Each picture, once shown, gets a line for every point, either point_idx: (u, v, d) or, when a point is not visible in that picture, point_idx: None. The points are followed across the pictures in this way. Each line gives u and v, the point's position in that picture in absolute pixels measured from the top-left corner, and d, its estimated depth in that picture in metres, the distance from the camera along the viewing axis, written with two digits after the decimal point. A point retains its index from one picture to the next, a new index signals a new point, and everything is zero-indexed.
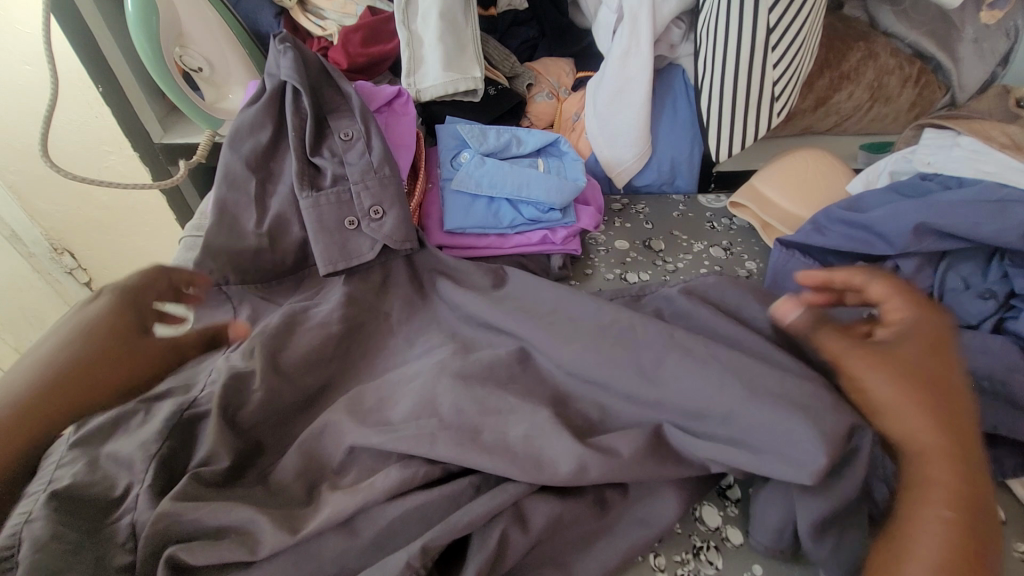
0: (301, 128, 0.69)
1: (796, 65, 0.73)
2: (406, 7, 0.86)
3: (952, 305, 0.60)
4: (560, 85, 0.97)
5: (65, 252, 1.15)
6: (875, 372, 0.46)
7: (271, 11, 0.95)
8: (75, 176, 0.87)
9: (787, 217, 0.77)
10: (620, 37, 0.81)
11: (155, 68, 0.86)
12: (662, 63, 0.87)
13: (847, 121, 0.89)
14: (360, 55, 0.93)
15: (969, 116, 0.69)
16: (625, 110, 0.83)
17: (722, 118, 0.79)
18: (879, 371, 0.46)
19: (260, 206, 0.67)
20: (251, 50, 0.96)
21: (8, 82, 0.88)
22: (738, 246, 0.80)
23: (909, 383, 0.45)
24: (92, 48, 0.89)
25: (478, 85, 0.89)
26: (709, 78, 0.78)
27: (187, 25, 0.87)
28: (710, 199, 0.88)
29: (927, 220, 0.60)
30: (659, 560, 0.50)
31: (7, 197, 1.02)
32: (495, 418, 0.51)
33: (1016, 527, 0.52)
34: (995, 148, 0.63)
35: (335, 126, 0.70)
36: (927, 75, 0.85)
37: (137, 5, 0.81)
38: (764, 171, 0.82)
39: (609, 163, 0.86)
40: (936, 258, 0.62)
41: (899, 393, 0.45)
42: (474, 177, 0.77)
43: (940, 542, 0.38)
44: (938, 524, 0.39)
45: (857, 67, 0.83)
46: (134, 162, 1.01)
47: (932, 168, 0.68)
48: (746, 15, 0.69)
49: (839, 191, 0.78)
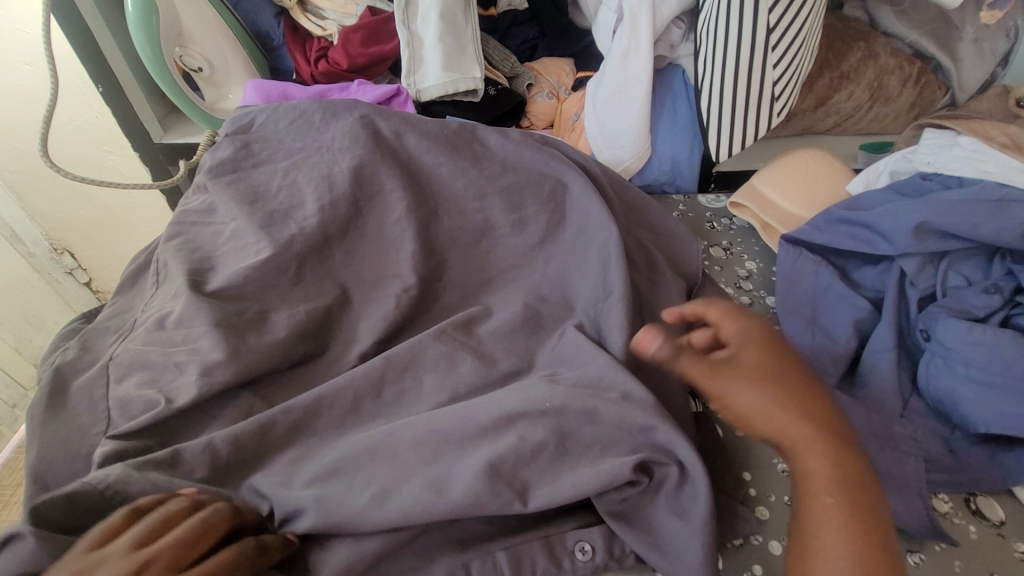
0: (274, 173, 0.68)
1: (796, 65, 0.73)
2: (406, 7, 0.86)
3: (956, 298, 0.59)
4: (561, 84, 0.97)
5: (66, 252, 1.14)
6: (734, 386, 0.45)
7: (272, 11, 0.95)
8: (75, 176, 0.87)
9: (787, 217, 0.77)
10: (620, 37, 0.81)
11: (156, 69, 0.86)
12: (662, 63, 0.87)
13: (847, 121, 0.89)
14: (360, 55, 0.93)
15: (969, 116, 0.69)
16: (624, 109, 0.83)
17: (722, 118, 0.79)
18: (743, 363, 0.46)
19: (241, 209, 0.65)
20: (251, 50, 0.96)
21: (8, 83, 0.87)
22: (738, 246, 0.80)
23: (762, 385, 0.44)
24: (92, 49, 0.89)
25: (478, 85, 0.88)
26: (709, 78, 0.78)
27: (187, 26, 0.87)
28: (710, 199, 0.88)
29: (929, 220, 0.60)
30: None
31: (7, 197, 1.01)
32: (455, 474, 0.46)
33: (1015, 526, 0.52)
34: (995, 148, 0.63)
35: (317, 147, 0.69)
36: (927, 75, 0.85)
37: (137, 5, 0.81)
38: (765, 171, 0.82)
39: (609, 163, 0.86)
40: (937, 258, 0.62)
41: (752, 388, 0.44)
42: None
43: (852, 539, 0.38)
44: (840, 520, 0.39)
45: (858, 67, 0.83)
46: (135, 162, 1.00)
47: (932, 168, 0.68)
48: (746, 15, 0.69)
49: (838, 191, 0.78)
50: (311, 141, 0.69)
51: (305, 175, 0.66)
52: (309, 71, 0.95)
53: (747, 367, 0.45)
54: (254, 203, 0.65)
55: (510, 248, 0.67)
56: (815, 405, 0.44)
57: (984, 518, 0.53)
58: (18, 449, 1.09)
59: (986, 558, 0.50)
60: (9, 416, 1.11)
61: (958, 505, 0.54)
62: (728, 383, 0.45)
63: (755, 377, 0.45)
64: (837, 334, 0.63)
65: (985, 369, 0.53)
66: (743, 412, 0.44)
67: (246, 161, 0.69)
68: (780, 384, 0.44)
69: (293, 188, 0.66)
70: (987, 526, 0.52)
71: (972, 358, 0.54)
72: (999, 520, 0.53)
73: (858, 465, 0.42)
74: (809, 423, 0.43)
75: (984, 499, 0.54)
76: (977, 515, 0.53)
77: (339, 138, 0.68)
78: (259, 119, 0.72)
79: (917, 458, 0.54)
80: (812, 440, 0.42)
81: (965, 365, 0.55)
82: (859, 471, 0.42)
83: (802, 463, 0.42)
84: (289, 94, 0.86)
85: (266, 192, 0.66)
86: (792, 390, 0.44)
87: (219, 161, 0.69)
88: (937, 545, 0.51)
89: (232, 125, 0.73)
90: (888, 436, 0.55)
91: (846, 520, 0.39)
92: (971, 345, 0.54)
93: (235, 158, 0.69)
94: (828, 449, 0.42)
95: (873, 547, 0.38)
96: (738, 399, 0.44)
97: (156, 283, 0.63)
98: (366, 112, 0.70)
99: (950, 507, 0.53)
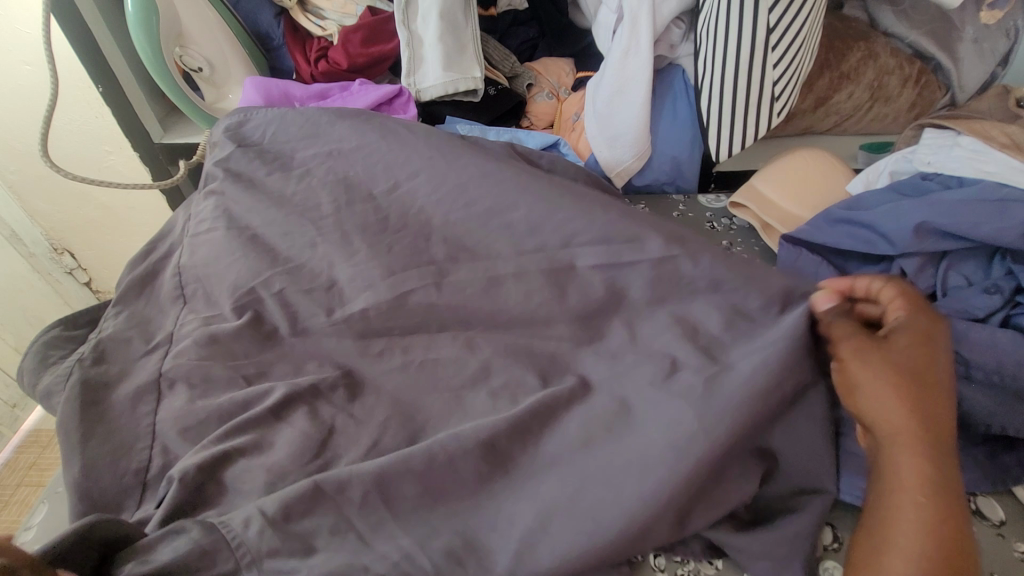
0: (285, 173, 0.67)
1: (796, 65, 0.73)
2: (406, 7, 0.86)
3: (955, 298, 0.59)
4: (561, 84, 0.97)
5: (66, 252, 1.13)
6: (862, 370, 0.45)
7: (271, 11, 0.95)
8: (75, 176, 0.87)
9: (786, 217, 0.77)
10: (620, 37, 0.81)
11: (156, 69, 0.86)
12: (663, 63, 0.87)
13: (847, 121, 0.89)
14: (360, 55, 0.93)
15: (969, 116, 0.69)
16: (624, 109, 0.83)
17: (722, 118, 0.79)
18: (899, 349, 0.46)
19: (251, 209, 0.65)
20: (251, 50, 0.96)
21: (8, 83, 0.87)
22: (738, 246, 0.80)
23: (893, 370, 0.44)
24: (92, 49, 0.89)
25: (478, 85, 0.88)
26: (709, 78, 0.78)
27: (187, 26, 0.87)
28: (710, 199, 0.88)
29: (929, 220, 0.60)
30: (659, 561, 0.50)
31: (7, 196, 1.01)
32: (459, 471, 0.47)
33: (1016, 526, 0.52)
34: (995, 148, 0.63)
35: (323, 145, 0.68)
36: (927, 75, 0.85)
37: (137, 6, 0.81)
38: (765, 171, 0.82)
39: (609, 163, 0.86)
40: (937, 258, 0.62)
41: (884, 371, 0.44)
42: None
43: (927, 530, 0.38)
44: (918, 511, 0.39)
45: (858, 67, 0.83)
46: (135, 163, 1.00)
47: (932, 168, 0.68)
48: (746, 15, 0.69)
49: (838, 191, 0.78)
50: (319, 147, 0.69)
51: (317, 178, 0.67)
52: (309, 72, 0.95)
53: (894, 351, 0.45)
54: (259, 207, 0.64)
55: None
56: (930, 407, 0.43)
57: (984, 518, 0.53)
58: (18, 449, 1.09)
59: (986, 558, 0.50)
60: (9, 416, 1.11)
61: None
62: (857, 368, 0.45)
63: (889, 368, 0.44)
64: None
65: (985, 369, 0.54)
66: (865, 390, 0.44)
67: (257, 169, 0.69)
68: (921, 385, 0.44)
69: (306, 192, 0.66)
70: (987, 526, 0.52)
71: (973, 358, 0.54)
72: (999, 520, 0.53)
73: (951, 463, 0.41)
74: (920, 416, 0.42)
75: (984, 499, 0.54)
76: (977, 515, 0.53)
77: (346, 140, 0.68)
78: (266, 124, 0.72)
79: None
80: (914, 435, 0.42)
81: (965, 365, 0.55)
82: (956, 479, 0.41)
83: (892, 453, 0.42)
84: (290, 94, 0.86)
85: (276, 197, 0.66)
86: (927, 392, 0.43)
87: (230, 170, 0.68)
88: None
89: (228, 129, 0.72)
90: None
91: (930, 520, 0.39)
92: (971, 345, 0.54)
93: (245, 165, 0.69)
94: (926, 442, 0.41)
95: (945, 543, 0.38)
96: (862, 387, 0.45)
97: (179, 297, 0.62)
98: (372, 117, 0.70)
99: None
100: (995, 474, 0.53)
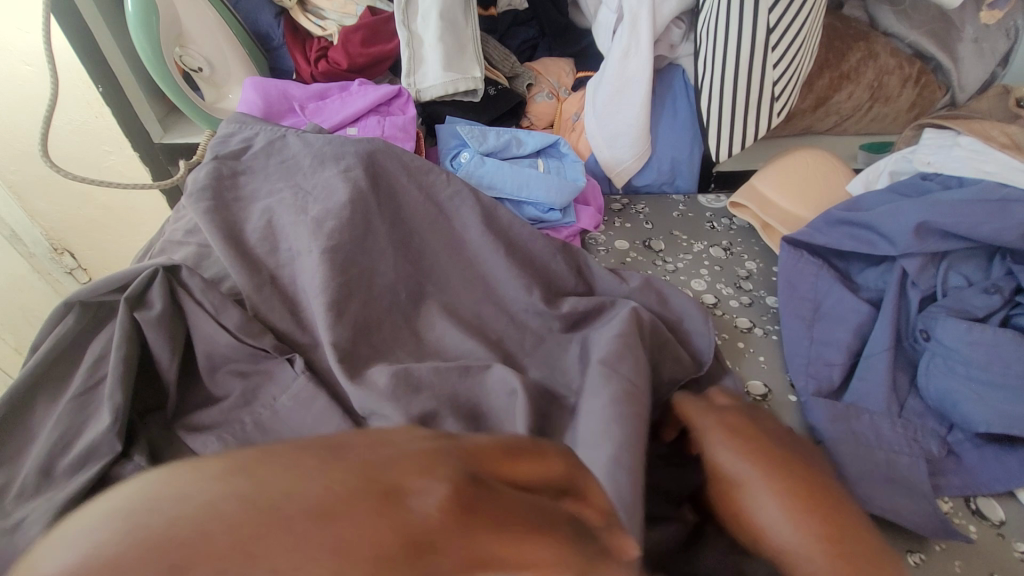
0: (277, 186, 0.64)
1: (796, 65, 0.73)
2: (406, 7, 0.85)
3: (955, 299, 0.59)
4: (560, 85, 0.97)
5: (66, 252, 1.13)
6: (716, 446, 0.47)
7: (271, 11, 0.95)
8: (75, 176, 0.87)
9: (786, 217, 0.77)
10: (621, 37, 0.81)
11: (155, 68, 0.85)
12: (663, 63, 0.87)
13: (846, 121, 0.89)
14: (360, 54, 0.93)
15: (969, 116, 0.69)
16: (624, 110, 0.83)
17: (722, 117, 0.79)
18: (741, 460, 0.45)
19: (236, 214, 0.62)
20: (252, 50, 0.96)
21: (8, 84, 0.88)
22: (738, 246, 0.80)
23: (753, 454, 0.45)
24: (92, 48, 0.89)
25: (478, 85, 0.89)
26: (709, 79, 0.78)
27: (188, 26, 0.87)
28: (710, 199, 0.88)
29: (929, 220, 0.60)
30: None
31: (7, 197, 1.01)
32: None
33: (1016, 526, 0.52)
34: (995, 148, 0.63)
35: (319, 151, 0.65)
36: (927, 75, 0.85)
37: (137, 6, 0.81)
38: (764, 171, 0.82)
39: (609, 162, 0.86)
40: (938, 258, 0.62)
41: (748, 457, 0.45)
42: (474, 176, 0.79)
43: None
44: None
45: (858, 67, 0.83)
46: (134, 162, 1.00)
47: (932, 168, 0.68)
48: (746, 15, 0.69)
49: (839, 192, 0.78)
50: (294, 184, 0.64)
51: (282, 219, 0.61)
52: (309, 71, 0.95)
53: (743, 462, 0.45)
54: (238, 228, 0.60)
55: (478, 260, 0.65)
56: (782, 446, 0.47)
57: (984, 518, 0.53)
58: None
59: (986, 558, 0.50)
60: None
61: (958, 505, 0.54)
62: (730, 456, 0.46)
63: (750, 456, 0.45)
64: (839, 334, 0.63)
65: (986, 369, 0.54)
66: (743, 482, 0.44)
67: (229, 191, 0.63)
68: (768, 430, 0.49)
69: (264, 230, 0.61)
70: (987, 526, 0.52)
71: (974, 358, 0.54)
72: (999, 520, 0.52)
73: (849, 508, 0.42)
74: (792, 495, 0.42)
75: (985, 499, 0.54)
76: (977, 515, 0.53)
77: (318, 188, 0.62)
78: (258, 141, 0.68)
79: (914, 458, 0.54)
80: (826, 531, 0.40)
81: (966, 364, 0.55)
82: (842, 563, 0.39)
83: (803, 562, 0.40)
84: (289, 94, 0.86)
85: (258, 214, 0.62)
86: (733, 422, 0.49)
87: (197, 187, 0.62)
88: (937, 545, 0.51)
89: (221, 139, 0.69)
90: (886, 436, 0.55)
91: None
92: (973, 345, 0.55)
93: (232, 176, 0.65)
94: (807, 524, 0.41)
95: None
96: (760, 514, 0.42)
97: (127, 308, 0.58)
98: (357, 161, 0.64)
99: (950, 507, 0.54)
100: (997, 476, 0.53)
